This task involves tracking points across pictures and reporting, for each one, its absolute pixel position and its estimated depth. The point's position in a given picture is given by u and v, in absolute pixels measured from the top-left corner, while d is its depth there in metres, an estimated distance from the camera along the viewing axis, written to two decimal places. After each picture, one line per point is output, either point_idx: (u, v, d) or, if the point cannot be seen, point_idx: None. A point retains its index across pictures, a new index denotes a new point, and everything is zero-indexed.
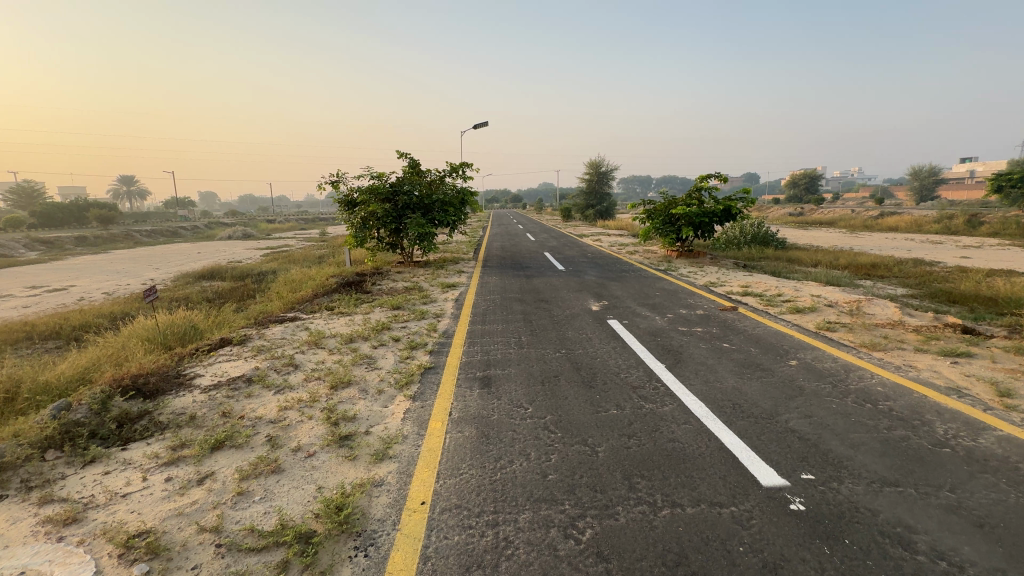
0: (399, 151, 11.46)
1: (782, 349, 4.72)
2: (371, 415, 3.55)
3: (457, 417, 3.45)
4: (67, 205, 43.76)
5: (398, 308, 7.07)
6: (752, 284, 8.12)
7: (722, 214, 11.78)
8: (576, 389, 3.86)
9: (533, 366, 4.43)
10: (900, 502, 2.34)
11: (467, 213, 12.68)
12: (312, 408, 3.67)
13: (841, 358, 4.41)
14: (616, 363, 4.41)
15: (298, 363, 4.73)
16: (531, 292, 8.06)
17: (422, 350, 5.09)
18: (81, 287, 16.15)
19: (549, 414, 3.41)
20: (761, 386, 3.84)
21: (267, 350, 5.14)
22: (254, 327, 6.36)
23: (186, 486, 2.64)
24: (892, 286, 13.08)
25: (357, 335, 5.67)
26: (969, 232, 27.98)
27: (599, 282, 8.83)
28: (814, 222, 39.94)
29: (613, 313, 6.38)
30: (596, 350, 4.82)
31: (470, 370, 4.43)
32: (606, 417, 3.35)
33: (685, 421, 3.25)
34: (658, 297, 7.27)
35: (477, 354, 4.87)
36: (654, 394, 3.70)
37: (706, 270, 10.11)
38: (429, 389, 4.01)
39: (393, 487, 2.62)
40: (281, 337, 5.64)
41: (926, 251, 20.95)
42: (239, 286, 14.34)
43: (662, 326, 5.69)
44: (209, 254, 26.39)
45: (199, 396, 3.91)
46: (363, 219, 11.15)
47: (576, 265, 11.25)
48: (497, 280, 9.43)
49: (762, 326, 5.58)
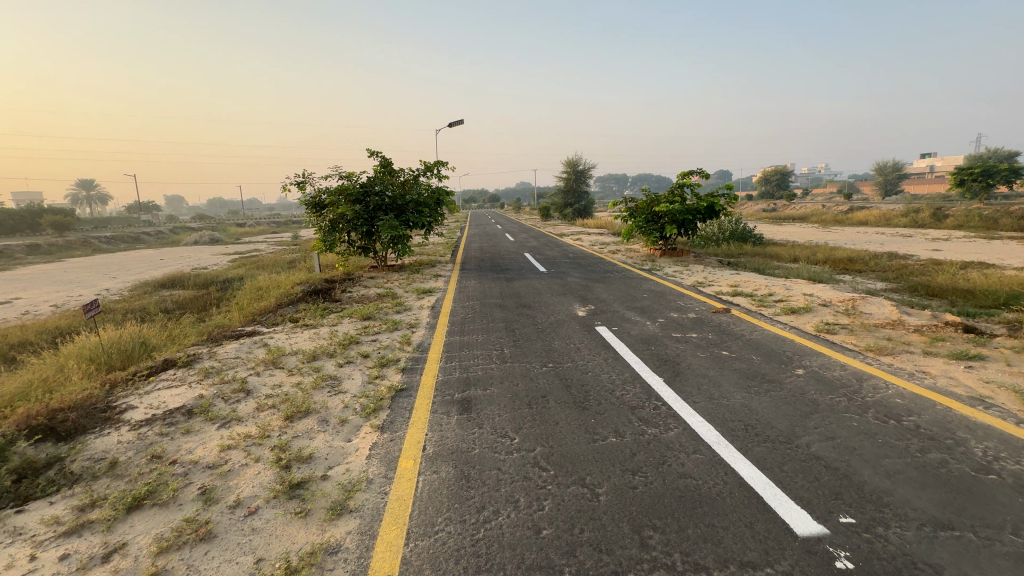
0: (369, 149, 10.86)
1: (785, 356, 4.38)
2: (331, 453, 3.02)
3: (432, 453, 2.96)
4: (18, 213, 41.53)
5: (369, 318, 6.51)
6: (741, 283, 7.83)
7: (705, 211, 11.54)
8: (567, 412, 3.41)
9: (518, 385, 3.96)
10: (962, 552, 1.96)
11: (442, 213, 12.13)
12: (260, 447, 3.11)
13: (850, 366, 4.08)
14: (609, 378, 3.98)
15: (251, 388, 4.14)
16: (512, 297, 7.59)
17: (394, 368, 4.56)
18: (27, 299, 14.97)
19: (539, 446, 2.96)
20: (770, 401, 3.47)
21: (216, 373, 4.53)
22: (206, 344, 5.71)
23: (86, 567, 2.09)
24: (871, 280, 13.09)
25: (321, 351, 5.09)
26: (935, 225, 28.72)
27: (583, 284, 8.41)
28: (786, 218, 40.62)
29: (601, 318, 5.96)
30: (586, 363, 4.38)
31: (448, 392, 3.93)
32: (604, 447, 2.91)
33: (694, 450, 2.84)
34: (646, 300, 6.89)
35: (455, 372, 4.37)
36: (655, 416, 3.28)
37: (692, 269, 9.82)
38: (400, 417, 3.50)
39: (351, 555, 2.12)
40: (235, 357, 5.02)
41: (898, 245, 21.31)
42: (201, 296, 13.44)
43: (654, 333, 5.29)
44: (172, 260, 25.01)
45: (126, 436, 3.31)
46: (332, 222, 10.50)
47: (557, 267, 10.81)
48: (476, 284, 8.94)
49: (759, 330, 5.24)
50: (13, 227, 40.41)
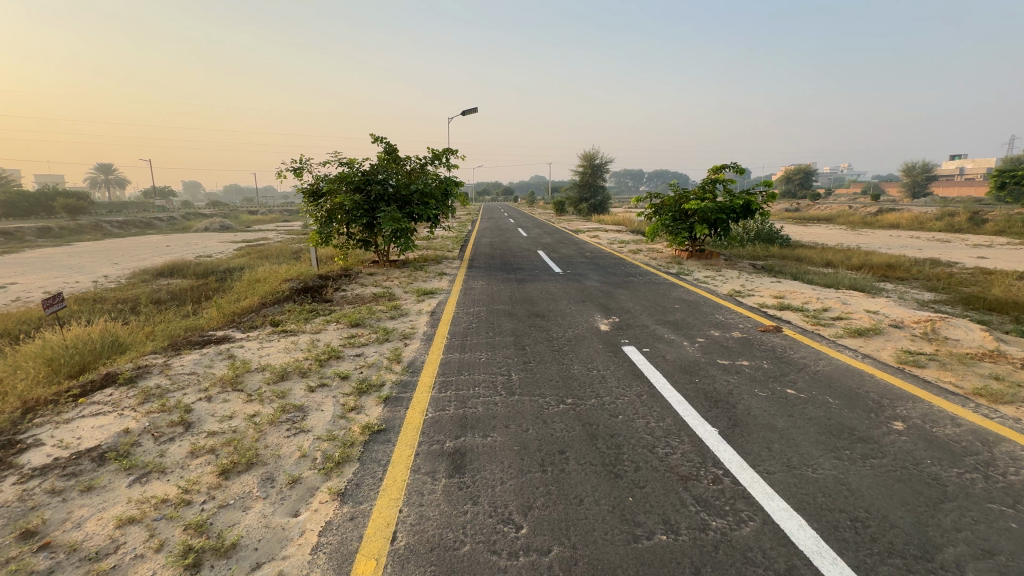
0: (372, 134, 9.99)
1: (871, 401, 3.41)
2: (262, 541, 2.15)
3: (405, 549, 2.08)
4: (34, 195, 41.64)
5: (357, 325, 5.66)
6: (788, 294, 6.82)
7: (740, 210, 10.45)
8: (594, 482, 2.50)
9: (527, 432, 3.05)
10: None
11: (450, 206, 11.20)
12: (169, 525, 2.26)
13: (965, 422, 3.09)
14: (646, 427, 3.06)
15: (193, 422, 3.30)
16: (524, 303, 6.67)
17: (375, 397, 3.69)
18: (20, 285, 14.44)
19: (556, 544, 2.07)
20: (872, 475, 2.53)
21: (158, 397, 3.70)
22: (166, 351, 4.89)
23: None
24: (917, 290, 11.93)
25: (292, 369, 4.25)
26: (974, 230, 26.98)
27: (603, 289, 7.47)
28: (811, 219, 39.03)
29: (629, 335, 5.03)
30: (615, 401, 3.45)
31: (437, 438, 3.04)
32: (652, 554, 1.99)
33: (786, 565, 1.92)
34: (679, 313, 5.93)
35: (450, 406, 3.47)
36: (716, 497, 2.35)
37: (725, 274, 8.79)
38: (370, 478, 2.62)
39: None
40: (190, 373, 4.19)
41: (939, 251, 19.91)
42: (195, 287, 12.66)
43: (696, 358, 4.34)
44: (178, 247, 24.42)
45: (3, 494, 2.49)
46: (330, 212, 9.64)
47: (574, 267, 9.86)
48: (484, 286, 8.05)
49: (826, 359, 4.26)
50: (28, 209, 40.49)
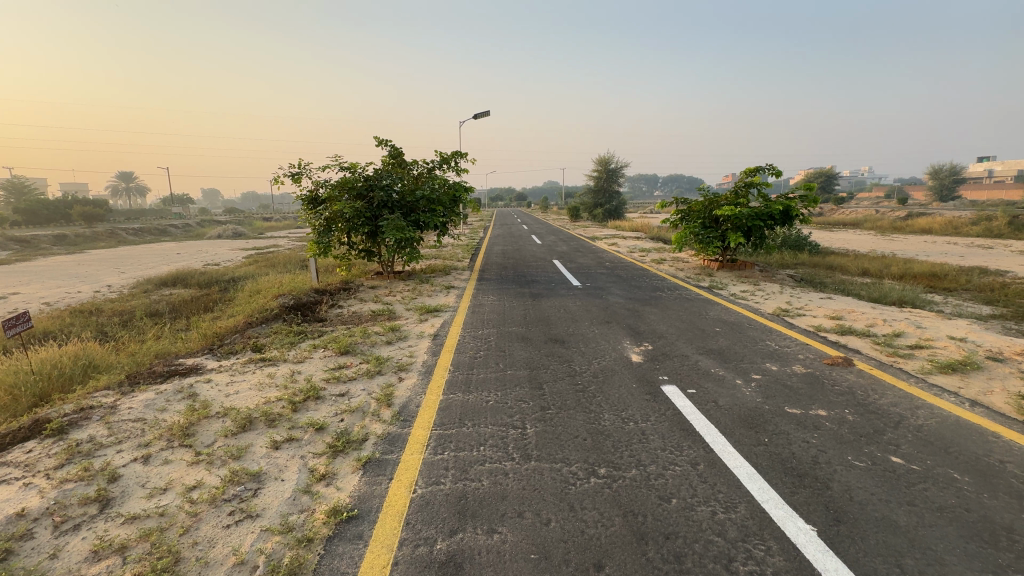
0: (376, 137, 9.29)
1: (1017, 480, 2.50)
2: None
3: None
4: (53, 202, 41.93)
5: (347, 353, 4.88)
6: (846, 315, 5.87)
7: (778, 216, 9.51)
8: None
9: (549, 528, 2.21)
10: None
11: (460, 213, 10.42)
12: None
13: None
14: (713, 524, 2.20)
15: (113, 499, 2.54)
16: (539, 324, 5.85)
17: (354, 459, 2.90)
18: (20, 296, 14.02)
19: None
20: None
21: (83, 457, 2.94)
22: (120, 387, 4.15)
23: None
24: (973, 304, 10.79)
25: (260, 415, 3.48)
26: (1016, 236, 25.30)
27: (629, 308, 6.59)
28: (837, 224, 37.57)
29: (668, 370, 4.16)
30: (665, 476, 2.59)
31: (426, 534, 2.21)
32: None
33: None
34: (722, 339, 5.04)
35: (447, 479, 2.65)
36: None
37: (765, 289, 7.86)
38: None
39: None
40: (136, 420, 3.44)
41: (982, 258, 18.64)
42: (196, 298, 12.08)
43: (757, 404, 3.46)
44: (189, 256, 23.96)
45: None
46: (329, 220, 8.95)
47: (594, 280, 9.01)
48: (495, 303, 7.25)
49: (926, 409, 3.35)
50: (48, 216, 40.83)
